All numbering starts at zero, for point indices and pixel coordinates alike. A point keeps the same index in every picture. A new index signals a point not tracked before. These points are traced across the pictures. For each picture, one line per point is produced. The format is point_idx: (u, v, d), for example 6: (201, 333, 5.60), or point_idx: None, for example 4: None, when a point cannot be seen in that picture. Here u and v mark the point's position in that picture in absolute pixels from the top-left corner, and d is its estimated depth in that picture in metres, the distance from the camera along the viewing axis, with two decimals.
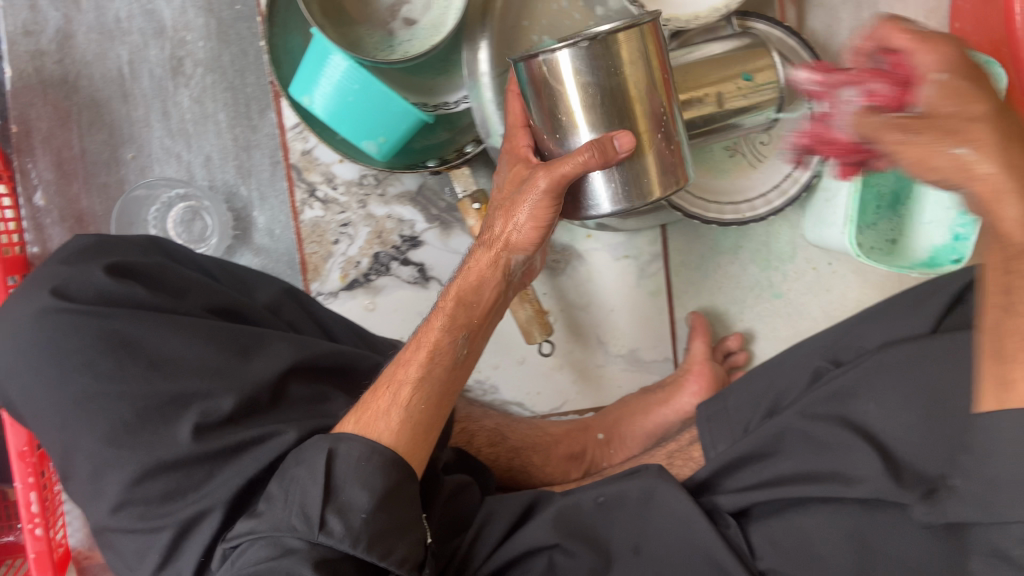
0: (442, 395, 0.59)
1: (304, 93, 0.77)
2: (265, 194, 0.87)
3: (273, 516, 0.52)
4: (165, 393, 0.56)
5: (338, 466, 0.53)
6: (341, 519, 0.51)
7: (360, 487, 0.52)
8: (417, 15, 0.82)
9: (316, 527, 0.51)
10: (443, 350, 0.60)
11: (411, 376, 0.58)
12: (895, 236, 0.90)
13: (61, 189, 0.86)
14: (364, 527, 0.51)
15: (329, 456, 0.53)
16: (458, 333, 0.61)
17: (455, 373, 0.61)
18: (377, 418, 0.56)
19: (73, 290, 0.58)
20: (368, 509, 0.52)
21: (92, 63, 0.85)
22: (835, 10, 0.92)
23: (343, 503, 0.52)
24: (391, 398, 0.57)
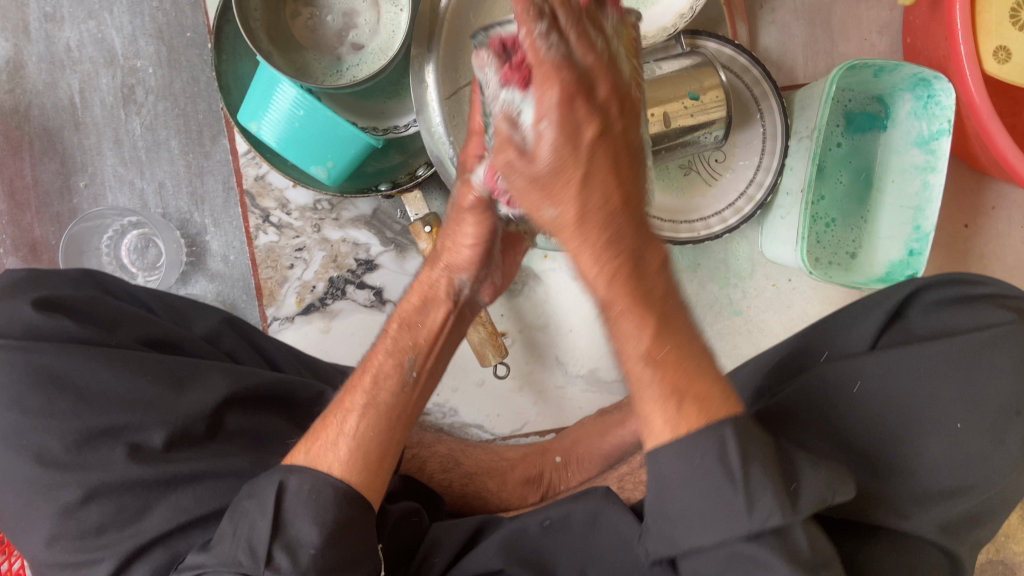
0: (394, 419, 0.59)
1: (252, 119, 0.77)
2: (219, 220, 0.87)
3: (223, 552, 0.50)
4: (94, 426, 0.56)
5: (287, 499, 0.52)
6: (288, 555, 0.50)
7: (310, 522, 0.51)
8: (365, 40, 0.82)
9: (261, 562, 0.49)
10: (388, 377, 0.60)
11: (359, 404, 0.58)
12: (854, 250, 0.90)
13: (14, 219, 0.86)
14: (311, 564, 0.50)
15: (279, 489, 0.52)
16: (403, 356, 0.61)
17: (404, 395, 0.60)
18: (327, 448, 0.55)
19: (1, 325, 0.59)
20: (317, 544, 0.51)
21: (43, 92, 0.85)
22: (787, 27, 0.92)
23: (292, 539, 0.51)
24: (340, 429, 0.57)
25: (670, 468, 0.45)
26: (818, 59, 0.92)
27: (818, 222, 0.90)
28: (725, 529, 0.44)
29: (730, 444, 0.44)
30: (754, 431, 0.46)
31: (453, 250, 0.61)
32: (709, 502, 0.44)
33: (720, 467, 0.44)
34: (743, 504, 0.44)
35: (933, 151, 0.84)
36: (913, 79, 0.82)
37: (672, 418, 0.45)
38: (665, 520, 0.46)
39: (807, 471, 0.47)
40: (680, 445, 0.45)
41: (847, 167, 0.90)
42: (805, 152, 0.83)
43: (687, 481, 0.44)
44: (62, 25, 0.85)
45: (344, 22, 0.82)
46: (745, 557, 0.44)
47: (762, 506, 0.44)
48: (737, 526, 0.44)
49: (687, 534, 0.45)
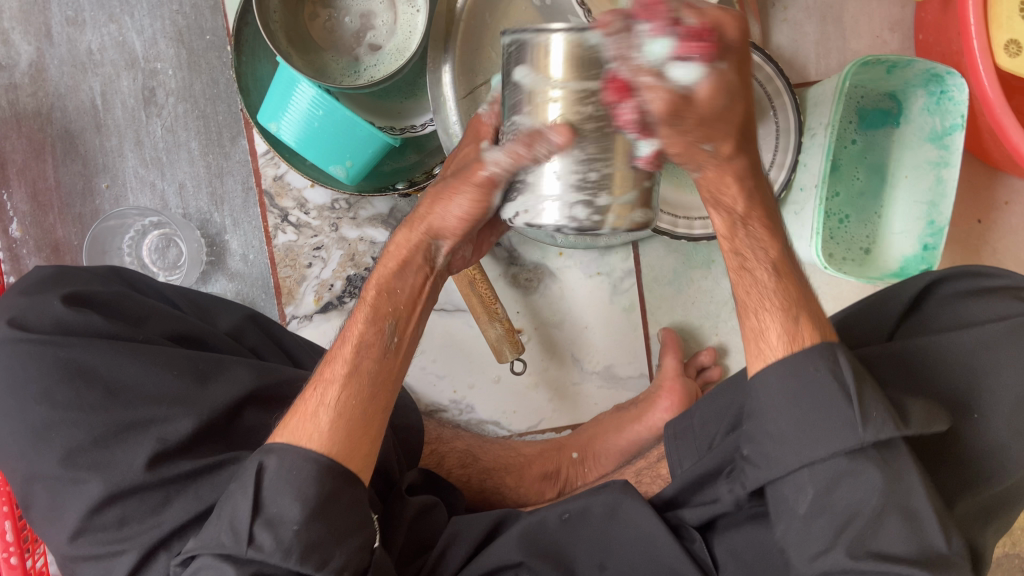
0: (375, 387, 0.58)
1: (272, 120, 0.78)
2: (238, 219, 0.88)
3: (207, 535, 0.52)
4: (120, 420, 0.57)
5: (266, 480, 0.52)
6: (270, 533, 0.51)
7: (292, 499, 0.52)
8: (382, 41, 0.83)
9: (244, 542, 0.51)
10: (368, 344, 0.58)
11: (338, 374, 0.57)
12: (868, 246, 0.90)
13: (37, 220, 0.87)
14: (294, 539, 0.51)
15: (258, 469, 0.53)
16: (383, 322, 0.59)
17: (385, 361, 0.59)
18: (305, 422, 0.55)
19: (30, 320, 0.60)
20: (299, 520, 0.51)
21: (66, 95, 0.87)
22: (799, 25, 0.93)
23: (272, 516, 0.51)
24: (317, 406, 0.56)
25: (783, 388, 0.55)
26: (830, 56, 0.93)
27: (831, 218, 0.91)
28: (837, 442, 0.52)
29: (841, 367, 0.54)
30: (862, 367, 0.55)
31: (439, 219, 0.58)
32: (819, 416, 0.53)
33: (833, 387, 0.53)
34: (856, 419, 0.52)
35: (947, 146, 0.85)
36: (926, 75, 0.83)
37: (791, 337, 0.56)
38: (771, 442, 0.54)
39: (910, 404, 0.55)
40: (794, 366, 0.55)
41: (862, 163, 0.91)
42: (819, 148, 0.84)
43: (792, 397, 0.54)
44: (84, 28, 0.86)
45: (361, 23, 0.83)
46: (846, 472, 0.52)
47: (871, 424, 0.52)
48: (847, 437, 0.52)
49: (797, 454, 0.53)
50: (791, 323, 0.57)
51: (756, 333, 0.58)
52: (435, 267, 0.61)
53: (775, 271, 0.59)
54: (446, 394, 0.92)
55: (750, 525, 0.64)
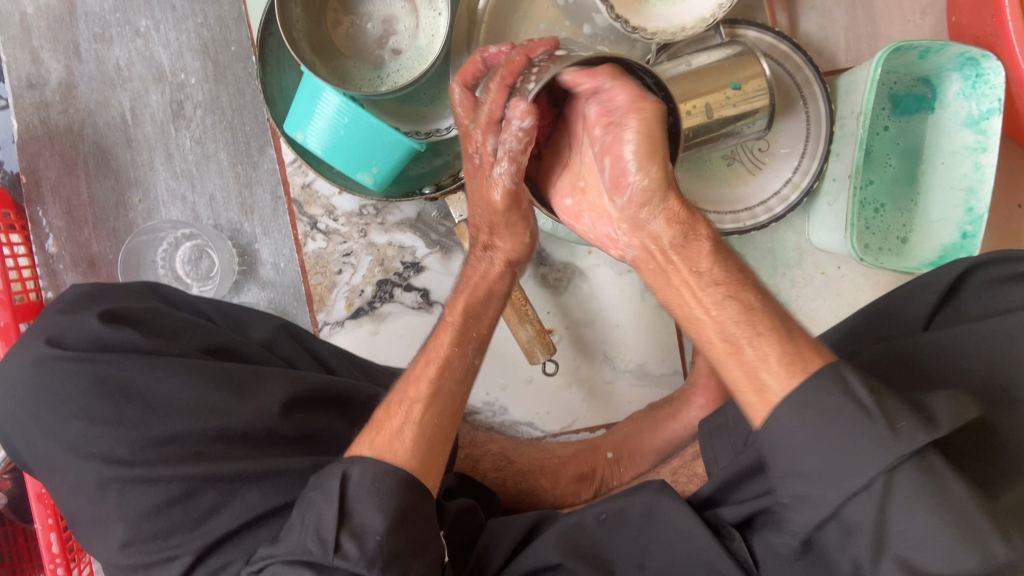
0: (452, 409, 0.59)
1: (298, 129, 0.79)
2: (269, 228, 0.89)
3: (290, 542, 0.50)
4: (158, 435, 0.56)
5: (350, 489, 0.52)
6: (355, 542, 0.50)
7: (375, 510, 0.51)
8: (405, 45, 0.82)
9: (331, 549, 0.49)
10: (453, 363, 0.61)
11: (422, 394, 0.58)
12: (905, 235, 0.89)
13: (72, 235, 0.88)
14: (378, 549, 0.50)
15: (341, 479, 0.52)
16: (469, 347, 0.62)
17: (461, 386, 0.61)
18: (392, 438, 0.56)
19: (68, 339, 0.59)
20: (383, 531, 0.51)
21: (96, 111, 0.88)
22: (828, 12, 0.91)
23: (357, 526, 0.51)
24: (402, 416, 0.57)
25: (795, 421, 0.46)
26: (861, 43, 0.91)
27: (868, 208, 0.89)
28: (878, 457, 0.43)
29: (851, 386, 0.45)
30: (874, 379, 0.47)
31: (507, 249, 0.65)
32: (848, 441, 0.44)
33: (852, 408, 0.45)
34: (886, 433, 0.43)
35: (984, 130, 0.83)
36: (960, 59, 0.81)
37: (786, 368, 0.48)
38: (800, 480, 0.46)
39: (931, 398, 0.45)
40: (802, 393, 0.46)
41: (895, 150, 0.89)
42: (851, 137, 0.82)
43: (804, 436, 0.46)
44: (111, 45, 0.87)
45: (383, 29, 0.82)
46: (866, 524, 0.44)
47: (905, 426, 0.43)
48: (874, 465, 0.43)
49: (841, 481, 0.44)
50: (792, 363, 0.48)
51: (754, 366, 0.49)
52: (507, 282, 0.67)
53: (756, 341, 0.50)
54: (479, 396, 0.92)
55: None
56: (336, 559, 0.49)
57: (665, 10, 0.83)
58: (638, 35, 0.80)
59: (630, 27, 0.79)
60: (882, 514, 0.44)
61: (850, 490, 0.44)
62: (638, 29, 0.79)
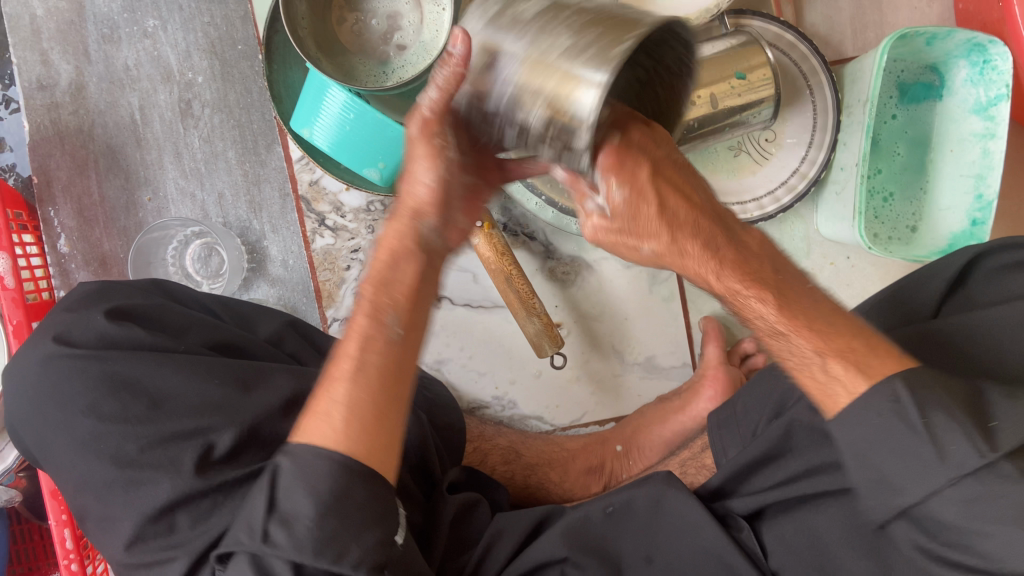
0: (381, 386, 0.51)
1: (305, 126, 0.79)
2: (277, 225, 0.89)
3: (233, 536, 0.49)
4: (164, 431, 0.56)
5: (282, 479, 0.49)
6: (285, 530, 0.48)
7: (304, 495, 0.48)
8: (409, 40, 0.83)
9: (259, 538, 0.48)
10: (372, 339, 0.51)
11: (346, 371, 0.50)
12: (914, 223, 0.88)
13: (83, 234, 0.89)
14: (308, 535, 0.47)
15: (273, 471, 0.49)
16: (385, 316, 0.51)
17: (391, 356, 0.51)
18: (322, 422, 0.50)
19: (75, 335, 0.60)
20: (313, 515, 0.48)
21: (105, 111, 0.89)
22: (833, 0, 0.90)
23: (286, 513, 0.48)
24: (334, 409, 0.50)
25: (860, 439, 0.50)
26: (867, 31, 0.90)
27: (876, 197, 0.89)
28: (927, 481, 0.47)
29: (908, 399, 0.48)
30: (930, 380, 0.49)
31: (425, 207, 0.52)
32: (904, 458, 0.48)
33: (899, 423, 0.48)
34: (934, 453, 0.47)
35: (992, 117, 0.82)
36: (966, 45, 0.81)
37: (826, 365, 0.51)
38: (868, 477, 0.50)
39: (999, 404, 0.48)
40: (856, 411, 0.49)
41: (903, 139, 0.89)
42: (858, 126, 0.82)
43: (869, 438, 0.49)
44: (120, 45, 0.88)
45: (388, 24, 0.83)
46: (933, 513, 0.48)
47: (953, 451, 0.46)
48: (935, 471, 0.47)
49: (899, 496, 0.49)
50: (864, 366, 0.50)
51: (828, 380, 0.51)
52: (428, 246, 0.53)
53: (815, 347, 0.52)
54: (488, 391, 0.92)
55: (798, 513, 0.66)
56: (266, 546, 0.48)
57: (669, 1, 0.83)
58: None
59: None
60: (945, 510, 0.47)
61: (916, 490, 0.48)
62: None
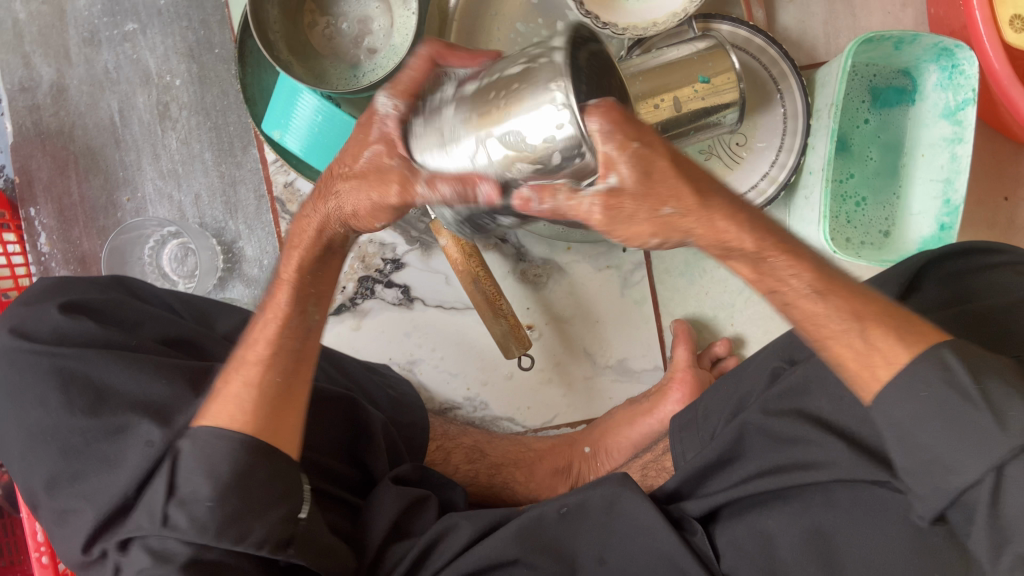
0: (290, 370, 0.60)
1: (275, 128, 0.80)
2: (252, 226, 0.90)
3: (132, 520, 0.55)
4: (108, 425, 0.57)
5: (182, 462, 0.54)
6: (184, 512, 0.53)
7: (206, 478, 0.54)
8: (380, 44, 0.84)
9: (157, 522, 0.53)
10: (279, 325, 0.61)
11: (261, 355, 0.60)
12: (887, 228, 0.88)
13: (64, 234, 0.91)
14: (208, 516, 0.53)
15: (174, 455, 0.55)
16: (301, 304, 0.61)
17: (298, 343, 0.61)
18: (228, 406, 0.57)
19: (31, 328, 0.61)
20: (212, 498, 0.53)
21: (85, 113, 0.91)
22: (806, 6, 0.90)
23: (184, 497, 0.54)
24: (248, 379, 0.59)
25: (904, 411, 0.47)
26: (840, 36, 0.90)
27: (848, 201, 0.88)
28: (987, 454, 0.44)
29: (954, 369, 0.46)
30: (981, 354, 0.47)
31: (354, 218, 0.56)
32: (963, 431, 0.45)
33: (950, 392, 0.46)
34: (993, 424, 0.44)
35: (960, 121, 0.82)
36: (934, 49, 0.81)
37: (883, 343, 0.48)
38: (914, 449, 0.47)
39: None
40: (901, 383, 0.47)
41: (876, 144, 0.88)
42: (824, 130, 0.82)
43: (922, 413, 0.47)
44: (100, 49, 0.90)
45: (359, 29, 0.84)
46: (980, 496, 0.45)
47: (1016, 420, 0.44)
48: (991, 449, 0.44)
49: (950, 476, 0.46)
50: (903, 333, 0.49)
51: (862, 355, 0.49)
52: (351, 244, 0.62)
53: (819, 293, 0.49)
54: (460, 392, 0.92)
55: (749, 515, 0.66)
56: (165, 529, 0.53)
57: (637, 6, 0.84)
58: (609, 31, 0.81)
59: (602, 23, 0.80)
60: (997, 498, 0.44)
61: (966, 474, 0.45)
62: (609, 25, 0.80)
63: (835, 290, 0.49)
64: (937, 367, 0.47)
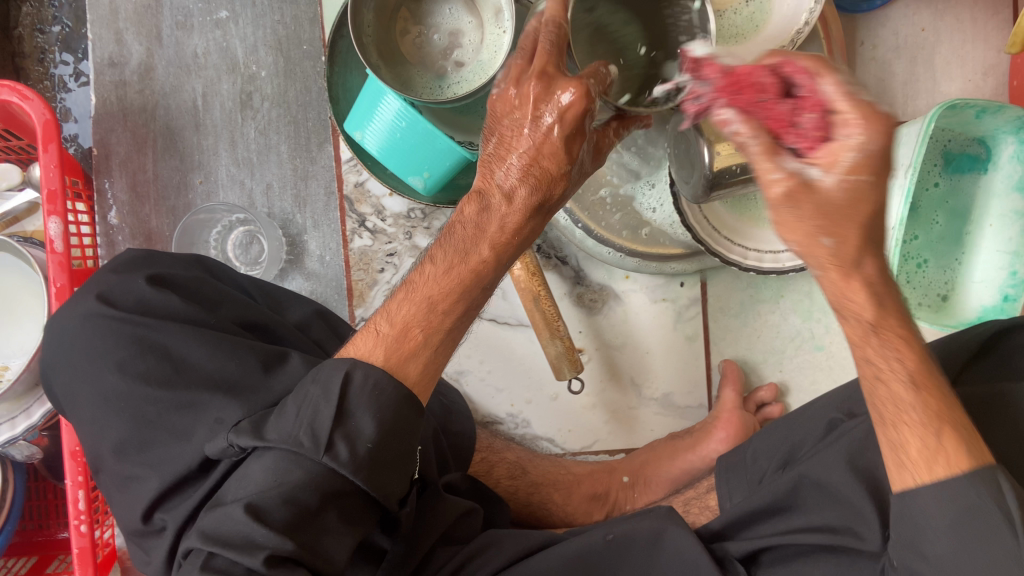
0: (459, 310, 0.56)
1: (357, 128, 0.82)
2: (319, 221, 0.92)
3: (285, 430, 0.50)
4: (174, 401, 0.57)
5: (351, 389, 0.51)
6: (347, 444, 0.49)
7: (371, 415, 0.50)
8: (468, 58, 0.85)
9: (322, 448, 0.49)
10: (450, 265, 0.56)
11: (429, 297, 0.55)
12: (945, 293, 0.89)
13: (134, 209, 0.93)
14: (367, 457, 0.50)
15: (344, 377, 0.51)
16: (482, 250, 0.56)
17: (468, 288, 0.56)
18: (394, 350, 0.54)
19: (116, 296, 0.62)
20: (374, 438, 0.50)
21: (169, 94, 0.92)
22: (887, 64, 0.91)
23: (349, 429, 0.50)
24: (422, 338, 0.55)
25: (937, 517, 0.47)
26: (918, 97, 0.91)
27: (909, 263, 0.89)
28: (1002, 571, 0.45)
29: (1006, 493, 0.46)
30: None
31: (541, 157, 0.53)
32: (984, 547, 0.46)
33: (994, 511, 0.46)
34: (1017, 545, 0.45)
35: None
36: (1017, 123, 0.82)
37: (936, 442, 0.48)
38: (928, 554, 0.48)
39: None
40: (943, 484, 0.47)
41: (943, 208, 0.89)
42: (899, 190, 0.82)
43: (949, 519, 0.47)
44: (191, 33, 0.92)
45: (449, 41, 0.85)
46: None
47: None
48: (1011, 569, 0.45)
49: None
50: (963, 445, 0.48)
51: (911, 454, 0.49)
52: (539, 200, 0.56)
53: (915, 387, 0.49)
54: (503, 407, 0.93)
55: (795, 564, 0.64)
56: (325, 457, 0.49)
57: None
58: None
59: None
60: None
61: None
62: None
63: (929, 391, 0.49)
64: (984, 481, 0.46)
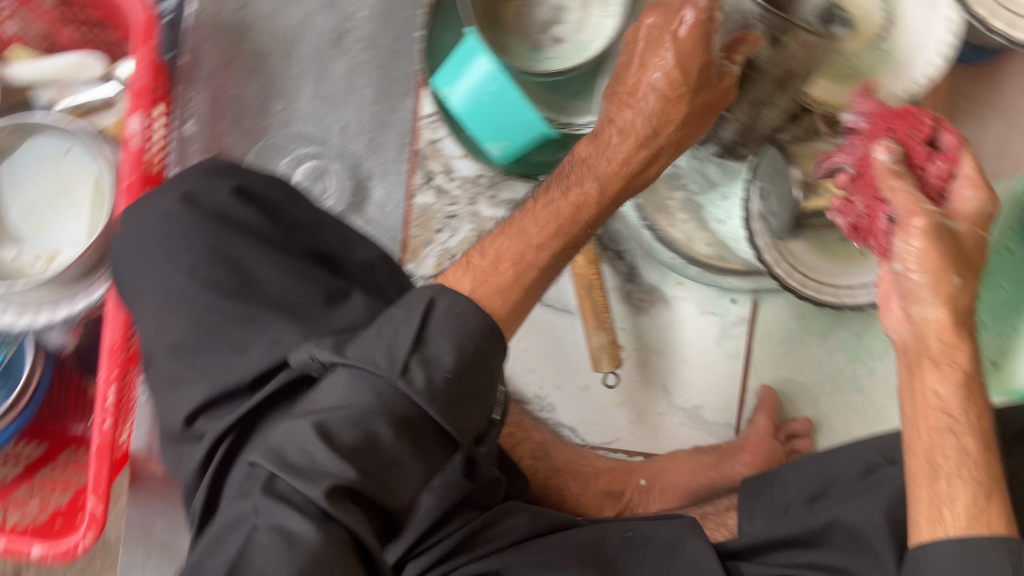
0: (568, 241, 0.63)
1: (446, 84, 0.81)
2: (387, 170, 0.92)
3: (365, 349, 0.50)
4: (238, 312, 0.58)
5: (435, 317, 0.52)
6: (423, 372, 0.49)
7: (450, 345, 0.51)
8: (567, 36, 0.85)
9: (398, 370, 0.49)
10: (580, 180, 0.65)
11: (532, 231, 0.62)
12: (997, 359, 0.86)
13: (210, 124, 0.93)
14: (444, 385, 0.50)
15: (429, 303, 0.52)
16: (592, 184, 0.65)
17: (583, 205, 0.64)
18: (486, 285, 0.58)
19: (201, 198, 0.63)
20: (452, 369, 0.50)
21: (266, 19, 0.93)
22: (980, 121, 0.90)
23: (428, 356, 0.50)
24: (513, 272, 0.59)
25: (949, 560, 0.51)
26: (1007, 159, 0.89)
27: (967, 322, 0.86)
28: None
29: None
30: None
31: (662, 112, 0.64)
32: None
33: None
34: None
35: None
36: None
37: (977, 506, 0.52)
38: None
39: None
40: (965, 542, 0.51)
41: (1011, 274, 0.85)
42: None
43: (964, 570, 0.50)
44: None
45: (552, 16, 0.86)
46: None
47: None
48: None
49: None
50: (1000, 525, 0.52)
51: (941, 498, 0.53)
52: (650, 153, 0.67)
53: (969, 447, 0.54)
54: (532, 388, 0.93)
55: None
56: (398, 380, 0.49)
57: None
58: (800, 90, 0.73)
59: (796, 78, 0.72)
60: None
61: None
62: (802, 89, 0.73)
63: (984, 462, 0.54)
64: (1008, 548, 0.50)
